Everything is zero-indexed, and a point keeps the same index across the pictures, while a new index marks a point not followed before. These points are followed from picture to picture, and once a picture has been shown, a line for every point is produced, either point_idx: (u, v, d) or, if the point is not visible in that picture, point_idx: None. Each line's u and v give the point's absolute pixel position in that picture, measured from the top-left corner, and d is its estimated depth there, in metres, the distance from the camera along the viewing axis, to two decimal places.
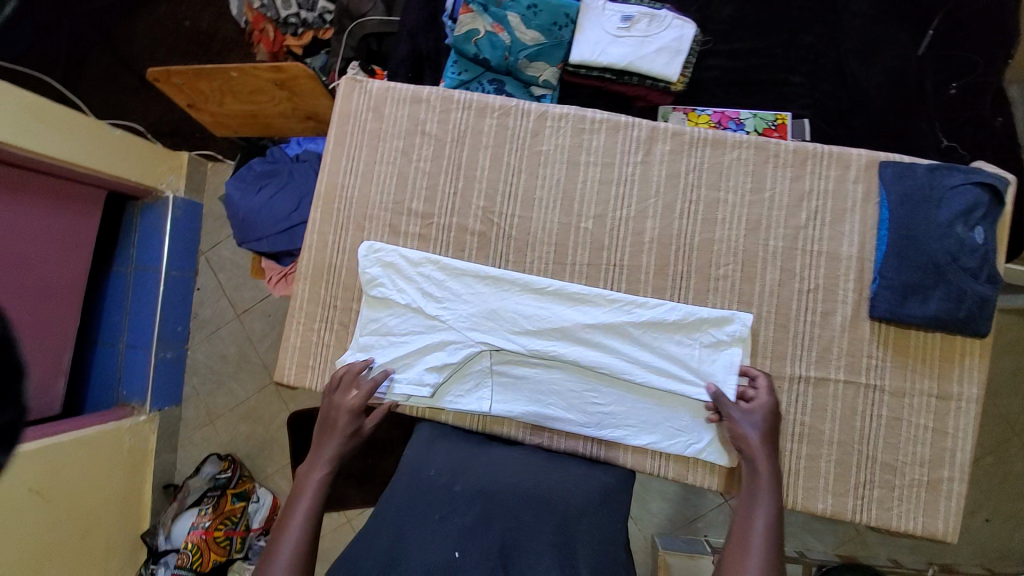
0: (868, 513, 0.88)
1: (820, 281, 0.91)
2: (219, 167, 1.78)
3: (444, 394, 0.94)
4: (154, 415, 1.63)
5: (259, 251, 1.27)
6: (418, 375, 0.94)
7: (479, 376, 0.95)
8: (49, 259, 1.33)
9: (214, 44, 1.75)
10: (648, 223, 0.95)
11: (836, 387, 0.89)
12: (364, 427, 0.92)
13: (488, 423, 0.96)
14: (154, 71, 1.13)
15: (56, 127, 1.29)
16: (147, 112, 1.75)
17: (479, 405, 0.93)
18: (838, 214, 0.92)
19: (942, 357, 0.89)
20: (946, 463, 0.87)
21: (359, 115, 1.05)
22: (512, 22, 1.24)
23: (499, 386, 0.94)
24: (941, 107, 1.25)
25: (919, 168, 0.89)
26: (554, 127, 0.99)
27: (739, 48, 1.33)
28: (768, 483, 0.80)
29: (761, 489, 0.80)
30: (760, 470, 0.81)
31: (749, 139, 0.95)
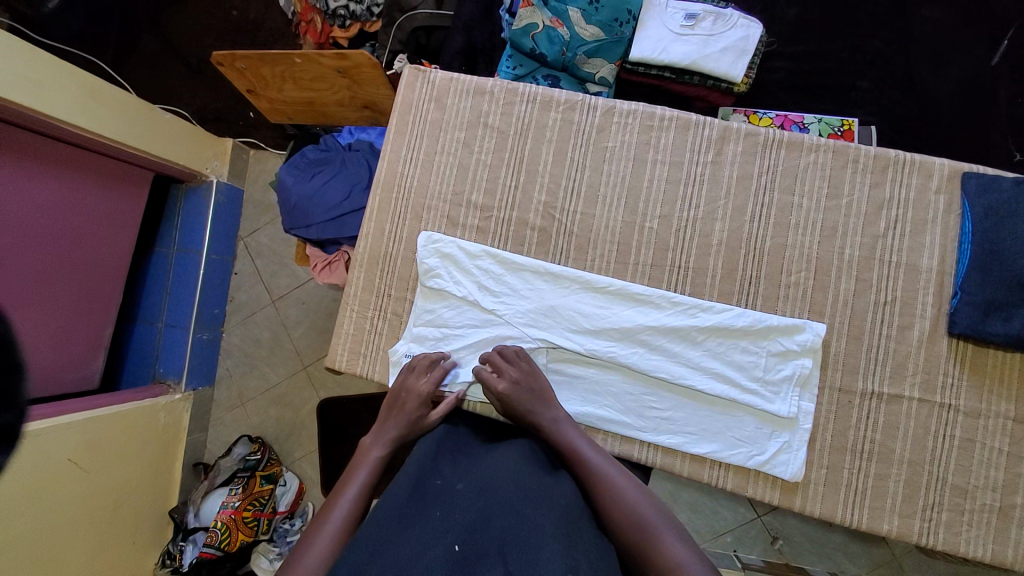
0: (936, 537, 0.84)
1: (897, 293, 0.87)
2: (261, 154, 1.80)
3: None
4: (190, 393, 1.65)
5: (307, 238, 1.27)
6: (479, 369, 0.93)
7: None
8: (94, 236, 1.35)
9: (262, 33, 1.77)
10: (716, 225, 0.92)
11: (910, 405, 0.85)
12: (427, 419, 0.90)
13: None
14: (219, 55, 1.14)
15: (111, 106, 1.30)
16: (194, 97, 1.78)
17: None
18: (918, 224, 0.88)
19: (1023, 380, 0.84)
20: (1021, 489, 0.83)
21: (420, 104, 1.04)
22: (572, 17, 1.21)
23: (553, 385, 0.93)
24: (1015, 119, 1.20)
25: (1005, 181, 0.85)
26: (620, 123, 0.98)
27: (804, 51, 1.29)
28: (584, 444, 0.81)
29: (587, 450, 0.80)
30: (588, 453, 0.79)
31: (827, 143, 0.92)
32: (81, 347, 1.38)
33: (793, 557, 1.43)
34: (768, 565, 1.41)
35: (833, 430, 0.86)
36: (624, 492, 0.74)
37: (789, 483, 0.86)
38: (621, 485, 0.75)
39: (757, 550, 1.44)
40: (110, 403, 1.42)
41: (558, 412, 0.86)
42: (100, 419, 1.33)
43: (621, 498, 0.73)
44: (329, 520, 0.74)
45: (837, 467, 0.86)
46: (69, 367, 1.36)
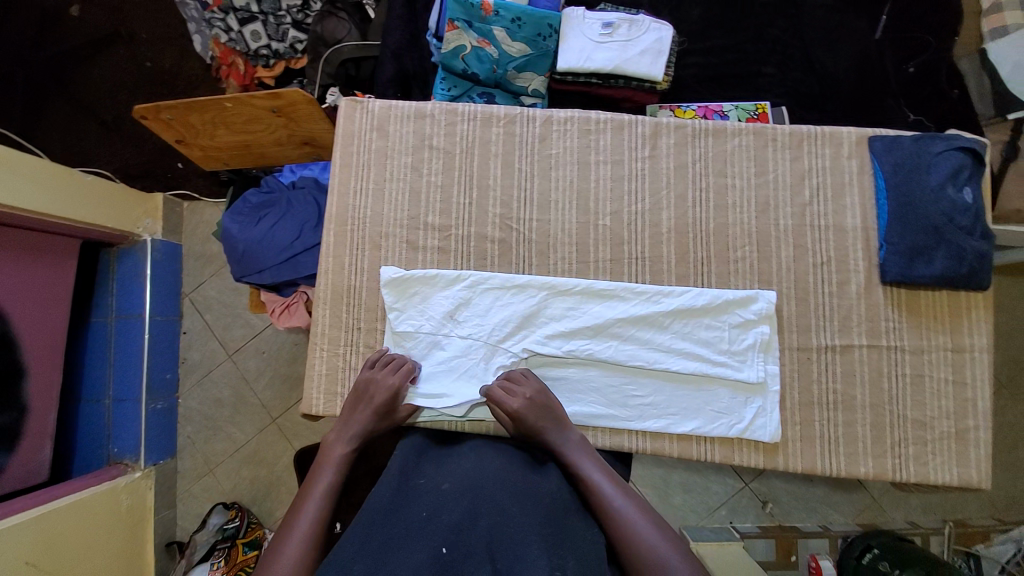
0: (907, 470, 0.91)
1: (831, 254, 0.95)
2: (196, 205, 1.72)
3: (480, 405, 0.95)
4: (150, 469, 1.54)
5: (260, 283, 1.23)
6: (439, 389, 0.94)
7: None
8: (25, 315, 1.24)
9: (181, 81, 1.71)
10: (663, 214, 0.98)
11: (861, 352, 0.93)
12: (394, 414, 0.92)
13: None
14: (142, 108, 1.11)
15: (28, 176, 1.22)
16: (114, 156, 1.69)
17: None
18: (838, 189, 0.97)
19: (952, 314, 0.94)
20: (970, 413, 0.92)
21: (363, 134, 1.04)
22: (497, 36, 1.26)
23: None
24: (903, 85, 1.34)
25: (905, 139, 0.95)
26: (560, 130, 1.02)
27: (713, 45, 1.39)
28: (599, 472, 0.81)
29: (601, 478, 0.80)
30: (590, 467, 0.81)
31: (748, 126, 1.00)
32: (19, 438, 1.24)
33: (784, 517, 1.50)
34: (763, 529, 1.47)
35: (799, 388, 0.93)
36: (637, 522, 0.74)
37: (770, 445, 0.92)
38: (635, 514, 0.75)
39: (751, 517, 1.50)
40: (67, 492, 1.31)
41: (571, 441, 0.85)
42: (57, 510, 1.21)
43: (634, 528, 0.73)
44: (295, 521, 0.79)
45: (809, 422, 0.92)
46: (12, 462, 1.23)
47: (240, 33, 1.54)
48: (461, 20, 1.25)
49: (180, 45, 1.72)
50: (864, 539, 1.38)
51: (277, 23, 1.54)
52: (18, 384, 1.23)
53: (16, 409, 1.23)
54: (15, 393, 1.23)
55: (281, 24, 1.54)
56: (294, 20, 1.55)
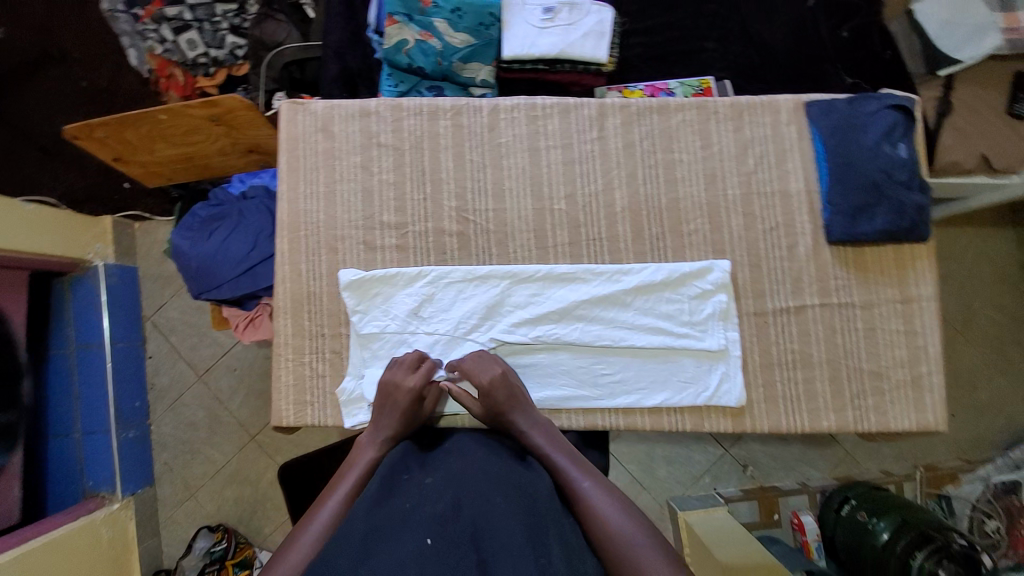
0: (868, 420, 0.95)
1: (779, 219, 0.98)
2: (148, 225, 1.65)
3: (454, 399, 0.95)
4: (129, 500, 1.49)
5: (219, 299, 1.19)
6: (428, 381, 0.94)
7: None
8: None
9: (119, 98, 1.64)
10: (616, 194, 0.99)
11: (814, 312, 0.96)
12: (422, 411, 0.90)
13: None
14: (72, 128, 1.06)
15: None
16: (55, 182, 1.61)
17: None
18: (781, 155, 1.00)
19: (897, 266, 0.97)
20: (923, 359, 0.96)
21: (308, 137, 1.02)
22: (439, 27, 1.24)
23: None
24: (840, 50, 1.38)
25: (839, 102, 0.98)
26: (508, 118, 1.02)
27: (654, 24, 1.41)
28: (565, 458, 0.82)
29: (568, 464, 0.80)
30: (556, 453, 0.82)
31: (690, 101, 1.01)
32: None
33: (763, 478, 1.55)
34: (744, 492, 1.52)
35: (758, 351, 0.95)
36: (603, 505, 0.75)
37: (736, 409, 0.94)
38: (599, 497, 0.76)
39: (733, 481, 1.55)
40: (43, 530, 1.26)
41: (537, 428, 0.86)
42: (33, 551, 1.16)
43: (600, 510, 0.74)
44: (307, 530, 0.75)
45: (771, 383, 0.95)
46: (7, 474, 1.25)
47: (176, 43, 1.49)
48: (401, 13, 1.23)
49: (115, 59, 1.64)
50: (841, 491, 1.42)
51: (214, 30, 1.49)
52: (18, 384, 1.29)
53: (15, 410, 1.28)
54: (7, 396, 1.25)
55: (218, 30, 1.50)
56: (231, 26, 1.50)
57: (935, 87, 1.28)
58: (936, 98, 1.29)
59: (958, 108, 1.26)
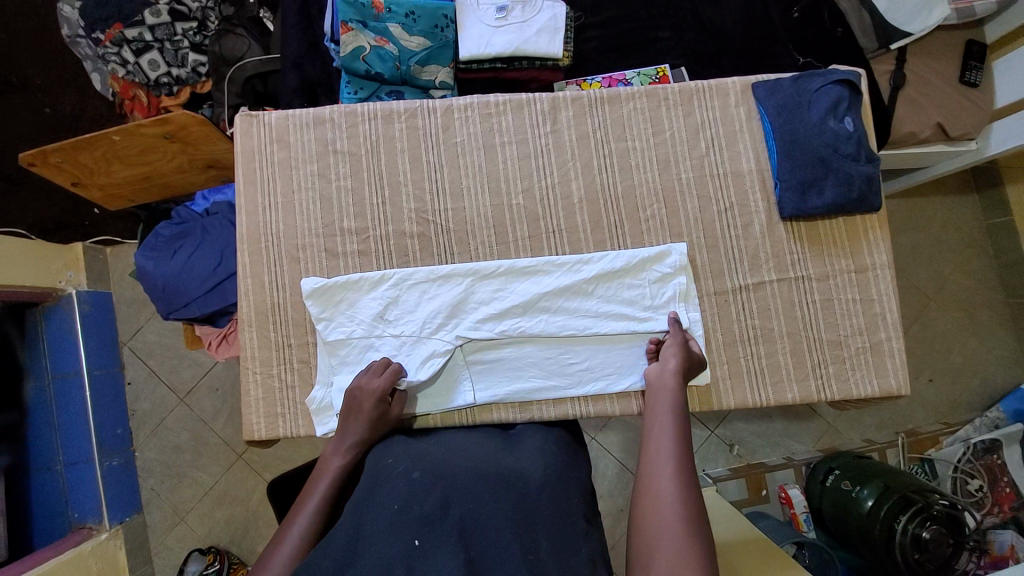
0: (832, 389, 0.97)
1: (732, 199, 1.00)
2: (120, 250, 1.64)
3: (427, 400, 0.95)
4: (117, 529, 1.48)
5: (189, 318, 1.19)
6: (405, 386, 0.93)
7: (457, 372, 0.96)
8: None
9: (83, 123, 1.63)
10: (573, 185, 1.01)
11: (773, 287, 0.98)
12: (390, 414, 0.90)
13: (477, 414, 0.97)
14: (26, 155, 1.05)
15: None
16: (22, 212, 1.60)
17: (463, 398, 0.95)
18: (731, 136, 1.02)
19: (850, 237, 1.00)
20: (881, 326, 0.98)
21: (264, 149, 1.02)
22: (394, 32, 1.26)
23: (477, 375, 0.96)
24: (791, 30, 1.39)
25: (785, 81, 1.00)
26: (462, 118, 1.03)
27: (609, 17, 1.42)
28: (679, 448, 0.75)
29: (672, 453, 0.74)
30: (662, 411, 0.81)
31: (640, 89, 1.03)
32: None
33: (750, 455, 1.57)
34: (732, 471, 1.54)
35: (721, 329, 0.97)
36: (670, 505, 0.68)
37: (703, 388, 0.96)
38: (672, 498, 0.69)
39: (721, 461, 1.57)
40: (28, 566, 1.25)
41: (674, 410, 0.81)
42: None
43: (661, 501, 0.69)
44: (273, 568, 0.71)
45: (735, 359, 0.97)
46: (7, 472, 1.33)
47: (137, 64, 1.48)
48: (355, 20, 1.24)
49: (77, 85, 1.63)
50: (826, 463, 1.45)
51: (175, 49, 1.49)
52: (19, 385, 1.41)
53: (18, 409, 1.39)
54: None
55: (179, 49, 1.49)
56: (192, 44, 1.50)
57: (888, 61, 1.32)
58: (888, 72, 1.32)
59: (910, 80, 1.31)
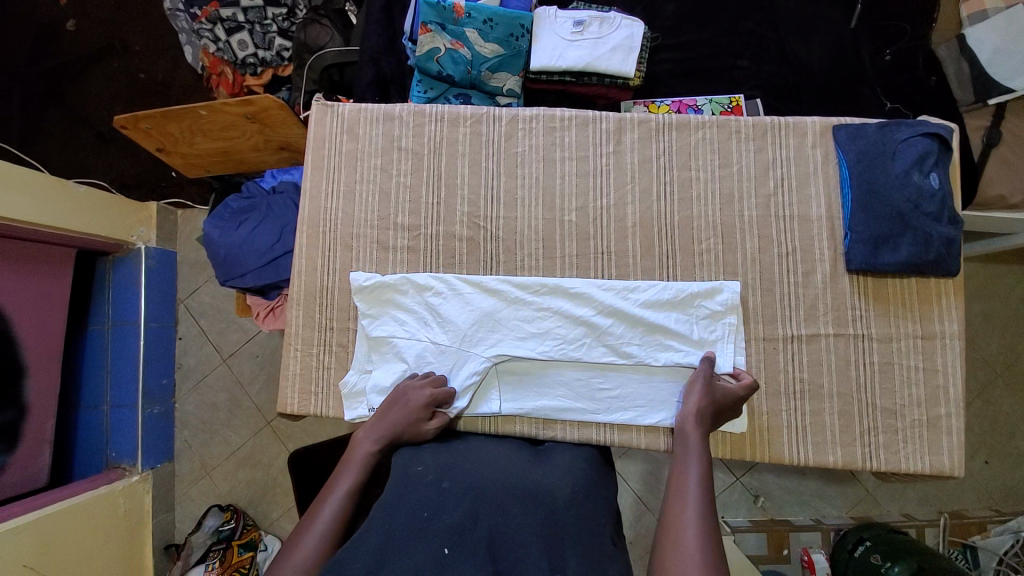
0: (878, 459, 0.91)
1: (795, 244, 0.96)
2: (189, 213, 1.74)
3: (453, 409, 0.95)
4: (148, 474, 1.57)
5: (244, 287, 1.25)
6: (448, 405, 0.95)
7: (488, 383, 0.97)
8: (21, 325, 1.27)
9: (173, 92, 1.75)
10: (628, 208, 0.99)
11: (827, 341, 0.93)
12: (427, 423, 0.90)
13: (499, 423, 0.98)
14: (120, 119, 1.13)
15: (21, 190, 1.25)
16: (110, 167, 1.73)
17: (489, 407, 0.96)
18: (802, 178, 0.98)
19: (921, 300, 0.93)
20: (942, 400, 0.91)
21: (333, 138, 1.06)
22: (470, 36, 1.27)
23: (506, 387, 0.96)
24: (879, 73, 1.33)
25: (869, 127, 0.95)
26: (525, 128, 1.03)
27: (686, 41, 1.39)
28: (704, 496, 0.74)
29: (696, 499, 0.73)
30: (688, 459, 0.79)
31: (711, 119, 1.00)
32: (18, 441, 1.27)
33: (775, 510, 1.49)
34: (754, 523, 1.46)
35: (764, 377, 0.93)
36: (692, 552, 0.67)
37: (736, 436, 0.93)
38: (694, 548, 0.67)
39: (742, 511, 1.49)
40: (67, 496, 1.34)
41: (701, 454, 0.80)
42: (51, 517, 1.23)
43: (684, 551, 0.67)
44: (295, 559, 0.72)
45: (775, 411, 0.92)
46: (9, 468, 1.25)
47: (228, 43, 1.57)
48: (434, 23, 1.26)
49: (172, 56, 1.75)
50: (858, 531, 1.34)
51: (264, 32, 1.58)
52: (19, 383, 1.27)
53: (17, 407, 1.26)
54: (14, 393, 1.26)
55: (267, 33, 1.58)
56: (279, 29, 1.58)
57: (983, 117, 1.23)
58: (981, 129, 1.23)
59: (1006, 138, 1.21)
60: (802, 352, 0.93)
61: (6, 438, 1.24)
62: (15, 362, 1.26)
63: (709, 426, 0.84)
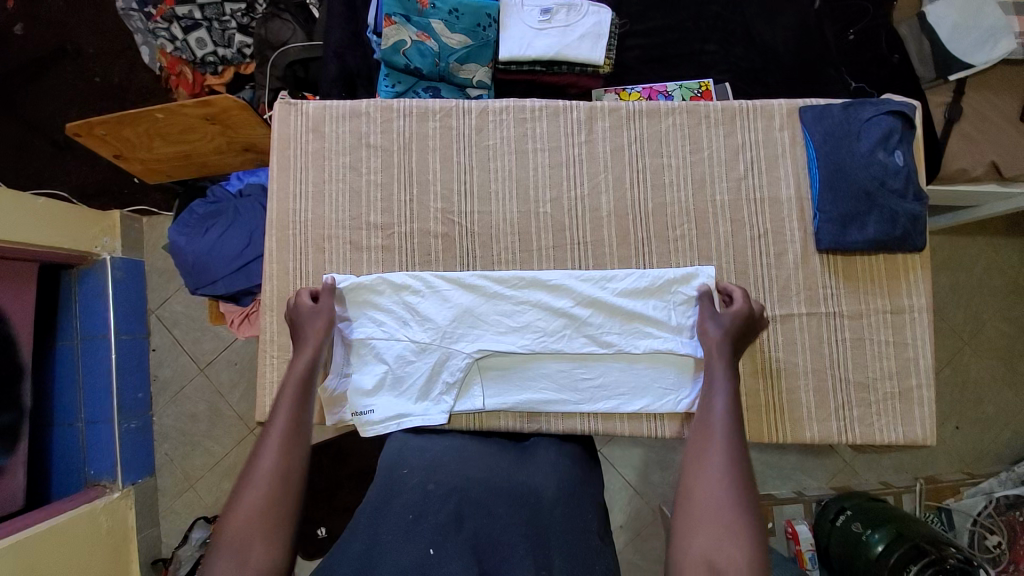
0: (854, 432, 0.94)
1: (767, 226, 0.97)
2: (155, 220, 1.69)
3: (435, 407, 0.94)
4: (129, 490, 1.53)
5: (215, 295, 1.22)
6: (431, 403, 0.95)
7: (470, 380, 0.96)
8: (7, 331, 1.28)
9: (131, 94, 1.68)
10: (602, 198, 0.99)
11: (801, 321, 0.95)
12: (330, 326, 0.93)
13: (484, 419, 0.97)
14: (73, 125, 1.08)
15: None
16: (68, 176, 1.66)
17: (472, 404, 0.95)
18: (772, 161, 0.99)
19: (889, 276, 0.95)
20: (913, 372, 0.94)
21: (299, 137, 1.03)
22: (436, 28, 1.25)
23: (489, 383, 0.96)
24: (845, 53, 1.33)
25: (835, 107, 0.96)
26: (496, 120, 1.02)
27: (654, 26, 1.39)
28: (729, 423, 0.76)
29: (721, 421, 0.76)
30: (716, 380, 0.82)
31: (680, 105, 1.00)
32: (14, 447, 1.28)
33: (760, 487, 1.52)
34: None
35: (744, 359, 0.95)
36: (717, 478, 0.70)
37: None
38: (719, 468, 0.71)
39: None
40: (45, 518, 1.30)
41: (725, 385, 0.81)
42: (30, 539, 1.20)
43: (711, 470, 0.71)
44: (258, 474, 0.73)
45: (754, 392, 0.94)
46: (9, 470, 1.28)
47: (185, 41, 1.51)
48: (398, 14, 1.23)
49: (127, 56, 1.68)
50: (838, 501, 1.38)
51: (222, 29, 1.52)
52: (17, 385, 1.30)
53: (17, 409, 1.29)
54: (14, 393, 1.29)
55: (226, 29, 1.52)
56: (239, 25, 1.52)
57: (945, 93, 1.26)
58: (943, 104, 1.26)
59: (969, 113, 1.25)
60: (778, 332, 0.95)
61: (7, 437, 1.27)
62: (14, 363, 1.29)
63: (736, 345, 0.86)
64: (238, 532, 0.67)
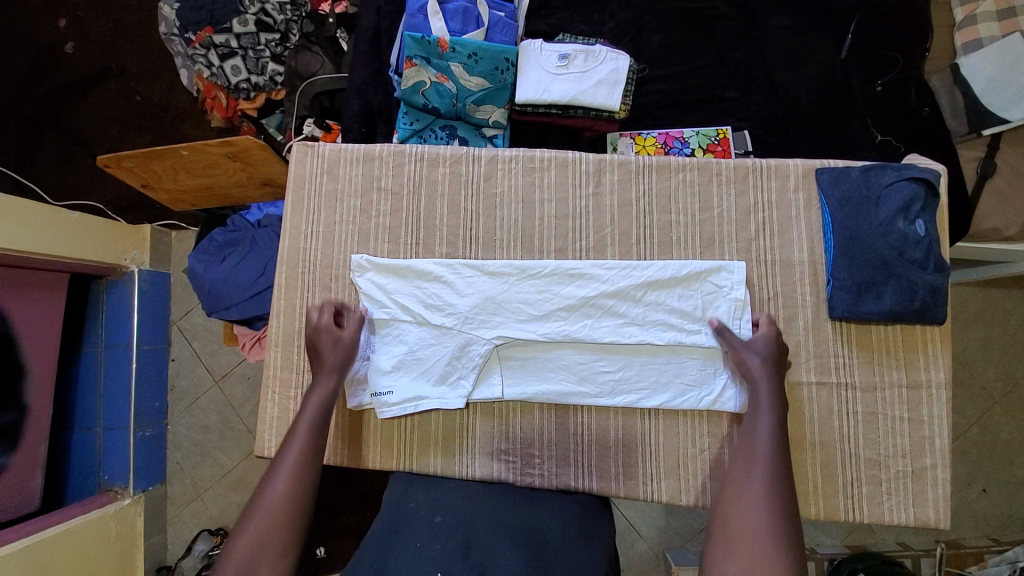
0: (861, 511, 0.89)
1: (777, 289, 0.95)
2: (184, 234, 1.75)
3: (456, 393, 0.96)
4: (139, 497, 1.56)
5: (228, 319, 1.25)
6: (449, 386, 0.96)
7: (489, 365, 0.97)
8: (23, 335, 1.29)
9: (168, 114, 1.76)
10: (608, 252, 0.99)
11: (810, 390, 0.92)
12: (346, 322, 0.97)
13: (504, 411, 0.98)
14: (103, 158, 1.13)
15: (20, 222, 1.26)
16: (104, 189, 1.74)
17: (490, 392, 0.96)
18: (784, 223, 0.96)
19: (905, 348, 0.92)
20: (928, 450, 0.89)
21: (314, 178, 1.06)
22: (455, 71, 1.26)
23: (508, 372, 0.97)
24: (870, 104, 1.30)
25: (853, 170, 0.94)
26: (506, 168, 1.03)
27: (674, 71, 1.38)
28: (773, 454, 0.80)
29: (765, 459, 0.79)
30: (760, 392, 0.85)
31: (692, 161, 0.99)
32: (14, 446, 1.27)
33: None
34: None
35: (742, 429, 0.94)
36: (755, 513, 0.75)
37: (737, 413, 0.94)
38: (757, 507, 0.75)
39: None
40: (62, 520, 1.34)
41: (770, 408, 0.84)
42: (48, 540, 1.24)
43: (747, 504, 0.76)
44: (280, 472, 0.82)
45: None
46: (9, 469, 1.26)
47: (221, 68, 1.56)
48: (419, 57, 1.25)
49: (168, 78, 1.77)
50: (850, 562, 1.30)
51: (257, 57, 1.57)
52: (22, 384, 1.29)
53: (17, 408, 1.27)
54: (14, 393, 1.27)
55: (260, 58, 1.57)
56: (272, 54, 1.57)
57: (977, 148, 1.23)
58: (976, 159, 1.22)
59: (1002, 168, 1.20)
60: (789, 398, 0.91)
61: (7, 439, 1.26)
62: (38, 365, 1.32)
63: (774, 362, 0.88)
64: (255, 530, 0.76)
